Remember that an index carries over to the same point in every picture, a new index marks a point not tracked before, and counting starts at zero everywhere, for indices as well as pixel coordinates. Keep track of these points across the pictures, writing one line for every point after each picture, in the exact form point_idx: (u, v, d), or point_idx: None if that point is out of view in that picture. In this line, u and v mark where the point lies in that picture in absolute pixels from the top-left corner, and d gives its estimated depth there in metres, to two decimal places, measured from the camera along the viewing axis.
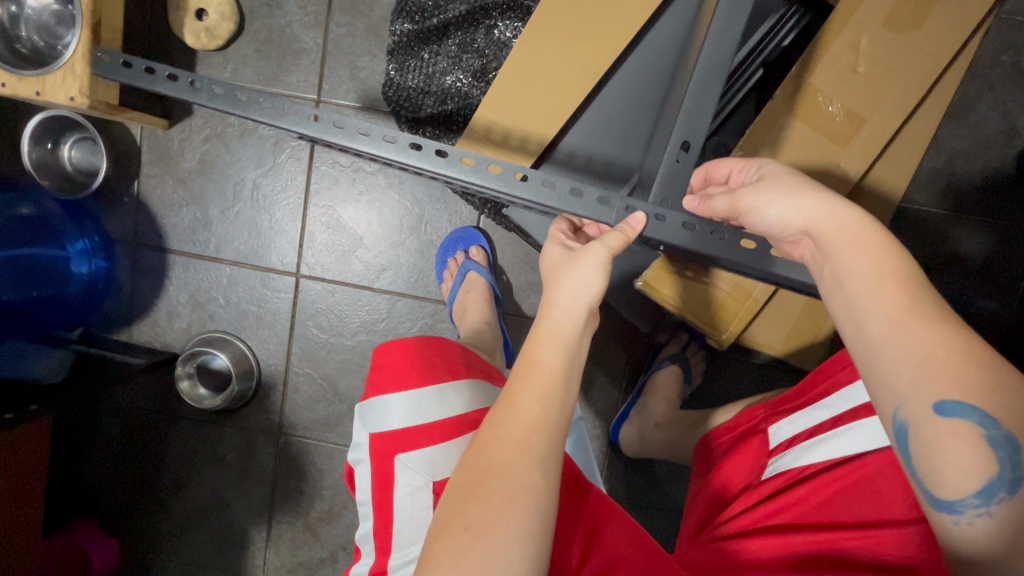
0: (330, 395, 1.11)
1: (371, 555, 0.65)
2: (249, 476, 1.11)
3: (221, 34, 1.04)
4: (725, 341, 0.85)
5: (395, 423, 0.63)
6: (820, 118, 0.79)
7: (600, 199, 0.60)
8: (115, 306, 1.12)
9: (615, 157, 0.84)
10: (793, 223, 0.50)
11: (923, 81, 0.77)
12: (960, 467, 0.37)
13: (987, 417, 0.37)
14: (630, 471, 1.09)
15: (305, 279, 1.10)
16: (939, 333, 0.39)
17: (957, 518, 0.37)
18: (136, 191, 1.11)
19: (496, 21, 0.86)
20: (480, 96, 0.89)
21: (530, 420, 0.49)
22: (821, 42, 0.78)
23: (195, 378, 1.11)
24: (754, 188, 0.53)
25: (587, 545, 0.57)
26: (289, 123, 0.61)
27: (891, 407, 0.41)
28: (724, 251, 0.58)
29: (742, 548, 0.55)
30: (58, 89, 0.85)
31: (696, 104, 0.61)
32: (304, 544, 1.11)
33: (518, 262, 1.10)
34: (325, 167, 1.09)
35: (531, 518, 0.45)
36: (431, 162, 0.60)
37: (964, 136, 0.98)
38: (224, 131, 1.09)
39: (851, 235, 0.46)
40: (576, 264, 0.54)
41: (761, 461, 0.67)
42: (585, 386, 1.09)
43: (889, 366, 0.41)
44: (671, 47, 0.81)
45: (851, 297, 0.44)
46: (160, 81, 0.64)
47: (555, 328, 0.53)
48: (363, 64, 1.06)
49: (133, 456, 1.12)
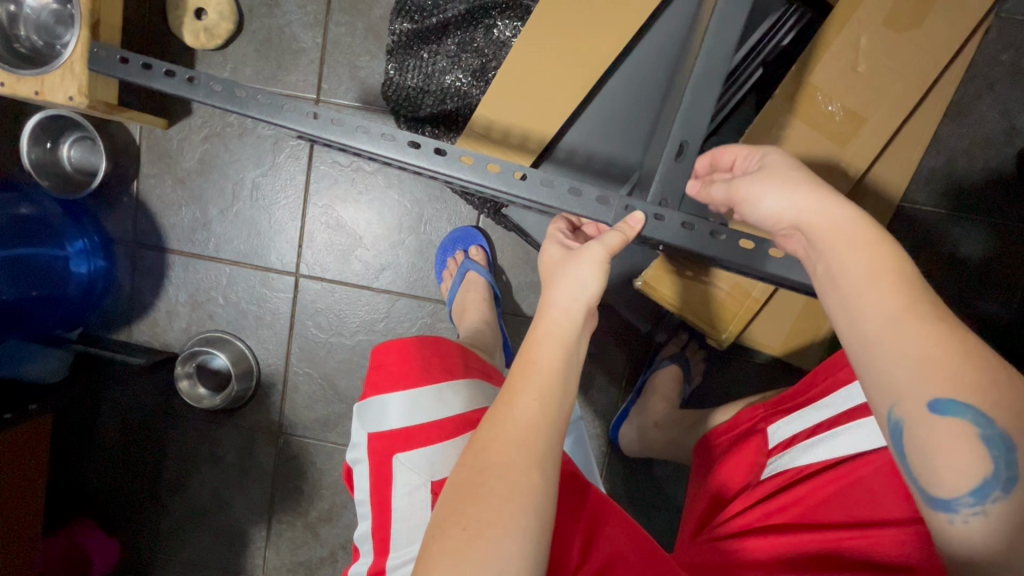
0: (330, 395, 1.11)
1: (370, 555, 0.65)
2: (249, 475, 1.11)
3: (220, 34, 1.03)
4: (724, 341, 0.85)
5: (394, 423, 0.63)
6: (819, 117, 0.79)
7: (599, 198, 0.60)
8: (115, 305, 1.12)
9: (615, 156, 0.84)
10: (787, 215, 0.49)
11: (923, 80, 0.77)
12: (955, 465, 0.37)
13: (982, 416, 0.37)
14: (630, 471, 1.09)
15: (305, 279, 1.10)
16: (934, 332, 0.39)
17: (952, 517, 0.38)
18: (135, 191, 1.11)
19: (495, 20, 0.86)
20: (479, 96, 0.89)
21: (527, 419, 0.49)
22: (820, 41, 0.78)
23: (195, 378, 1.11)
24: (752, 178, 0.52)
25: (586, 545, 0.57)
26: (288, 121, 0.61)
27: (886, 405, 0.40)
28: (722, 251, 0.58)
29: (740, 548, 0.55)
30: (57, 89, 0.85)
31: (696, 103, 0.61)
32: (304, 543, 1.11)
33: (518, 262, 1.10)
34: (325, 166, 1.09)
35: (528, 517, 0.45)
36: (430, 161, 0.60)
37: (964, 135, 0.97)
38: (224, 131, 1.09)
39: (847, 232, 0.46)
40: (574, 263, 0.54)
41: (760, 461, 0.67)
42: (585, 386, 1.09)
43: (884, 364, 0.41)
44: (670, 46, 0.80)
45: (847, 295, 0.44)
46: (159, 77, 0.64)
47: (552, 327, 0.53)
48: (363, 64, 1.06)
49: (133, 455, 1.12)
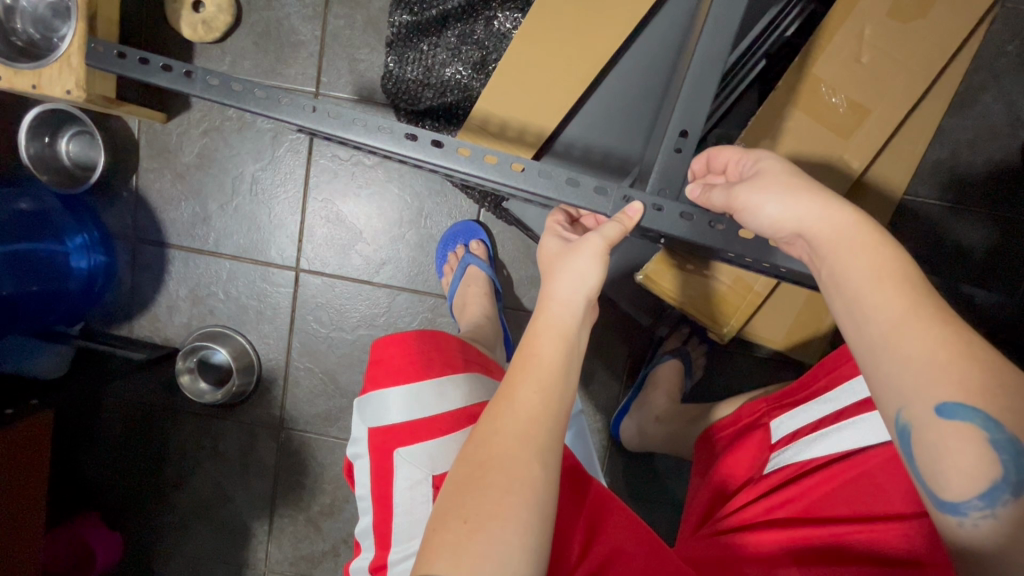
0: (331, 389, 1.11)
1: (370, 550, 0.65)
2: (250, 469, 1.11)
3: (219, 27, 1.02)
4: (725, 335, 0.84)
5: (395, 417, 0.63)
6: (822, 108, 0.77)
7: (597, 189, 0.59)
8: (115, 300, 1.12)
9: (615, 148, 0.84)
10: (790, 222, 0.49)
11: (927, 72, 0.77)
12: (964, 471, 0.37)
13: (991, 420, 0.37)
14: (630, 464, 1.09)
15: (305, 273, 1.10)
16: (941, 336, 0.39)
17: (962, 520, 0.37)
18: (134, 186, 1.10)
19: (496, 12, 0.85)
20: (480, 88, 0.88)
21: (529, 413, 0.48)
22: (822, 33, 0.77)
23: (196, 372, 1.11)
24: (748, 186, 0.51)
25: (586, 541, 0.56)
26: (285, 113, 0.61)
27: (893, 408, 0.40)
28: (723, 242, 0.58)
29: (746, 543, 0.54)
30: (55, 83, 0.85)
31: (696, 94, 0.60)
32: (306, 537, 1.11)
33: (519, 256, 1.09)
34: (325, 160, 1.08)
35: (533, 515, 0.44)
36: (427, 152, 0.60)
37: (968, 126, 0.97)
38: (224, 126, 1.09)
39: (848, 237, 0.45)
40: (575, 254, 0.54)
41: (762, 455, 0.67)
42: (585, 380, 1.09)
43: (889, 368, 0.40)
44: (672, 38, 0.80)
45: (850, 299, 0.43)
46: (155, 72, 0.64)
47: (554, 320, 0.52)
48: (362, 57, 1.05)
49: (135, 448, 1.12)
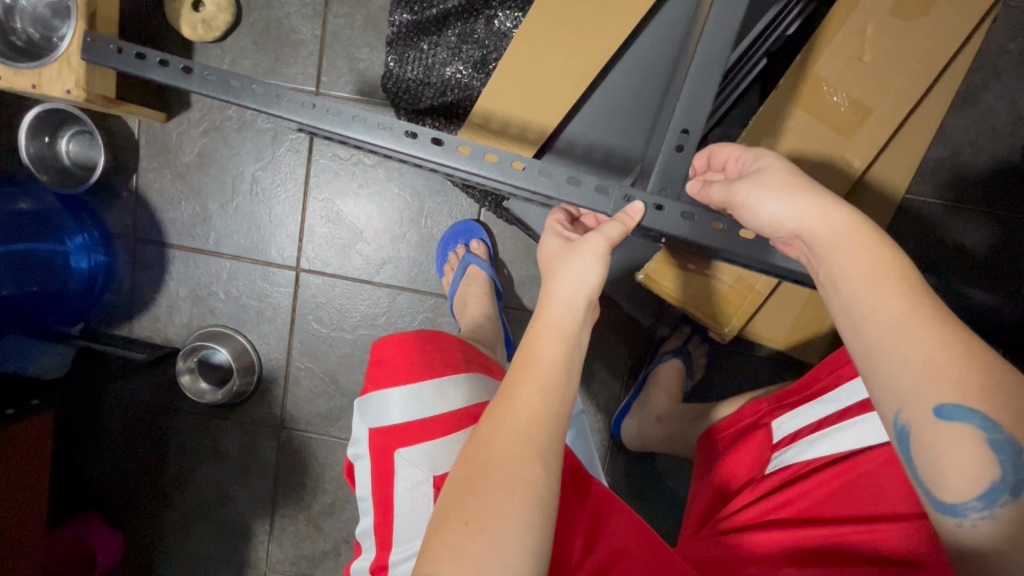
0: (331, 388, 1.11)
1: (371, 550, 0.65)
2: (251, 469, 1.11)
3: (218, 26, 1.03)
4: (727, 334, 0.84)
5: (396, 418, 0.63)
6: (823, 107, 0.77)
7: (599, 188, 0.59)
8: (115, 299, 1.12)
9: (615, 147, 0.83)
10: (789, 222, 0.49)
11: (928, 71, 0.77)
12: (962, 471, 0.37)
13: (989, 421, 0.36)
14: (631, 464, 1.09)
15: (305, 273, 1.10)
16: (939, 336, 0.39)
17: (960, 520, 0.37)
18: (134, 185, 1.10)
19: (496, 11, 0.85)
20: (480, 87, 0.88)
21: (528, 413, 0.48)
22: (824, 32, 0.77)
23: (196, 372, 1.11)
24: (748, 184, 0.51)
25: (588, 542, 0.56)
26: (284, 110, 0.61)
27: (891, 409, 0.40)
28: (723, 242, 0.58)
29: (746, 543, 0.54)
30: (55, 82, 0.85)
31: (697, 93, 0.60)
32: (307, 537, 1.11)
33: (520, 255, 1.09)
34: (325, 159, 1.08)
35: (532, 515, 0.44)
36: (427, 150, 0.59)
37: (970, 125, 0.96)
38: (224, 125, 1.08)
39: (847, 238, 0.45)
40: (575, 255, 0.54)
41: (763, 455, 0.67)
42: (585, 379, 1.09)
43: (887, 369, 0.40)
44: (673, 37, 0.80)
45: (849, 299, 0.43)
46: (152, 67, 0.64)
47: (553, 320, 0.52)
48: (363, 56, 1.05)
49: (135, 448, 1.12)
